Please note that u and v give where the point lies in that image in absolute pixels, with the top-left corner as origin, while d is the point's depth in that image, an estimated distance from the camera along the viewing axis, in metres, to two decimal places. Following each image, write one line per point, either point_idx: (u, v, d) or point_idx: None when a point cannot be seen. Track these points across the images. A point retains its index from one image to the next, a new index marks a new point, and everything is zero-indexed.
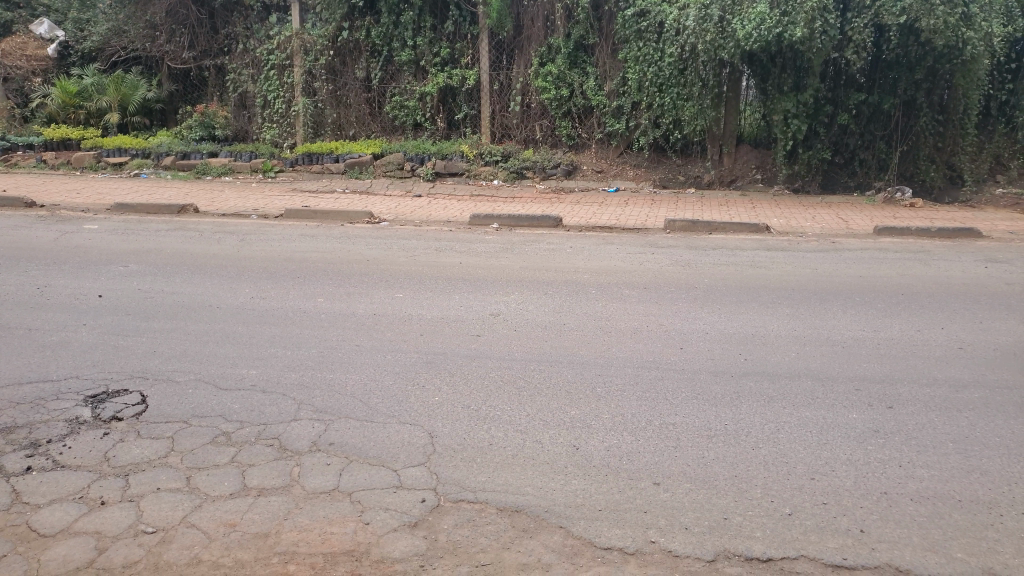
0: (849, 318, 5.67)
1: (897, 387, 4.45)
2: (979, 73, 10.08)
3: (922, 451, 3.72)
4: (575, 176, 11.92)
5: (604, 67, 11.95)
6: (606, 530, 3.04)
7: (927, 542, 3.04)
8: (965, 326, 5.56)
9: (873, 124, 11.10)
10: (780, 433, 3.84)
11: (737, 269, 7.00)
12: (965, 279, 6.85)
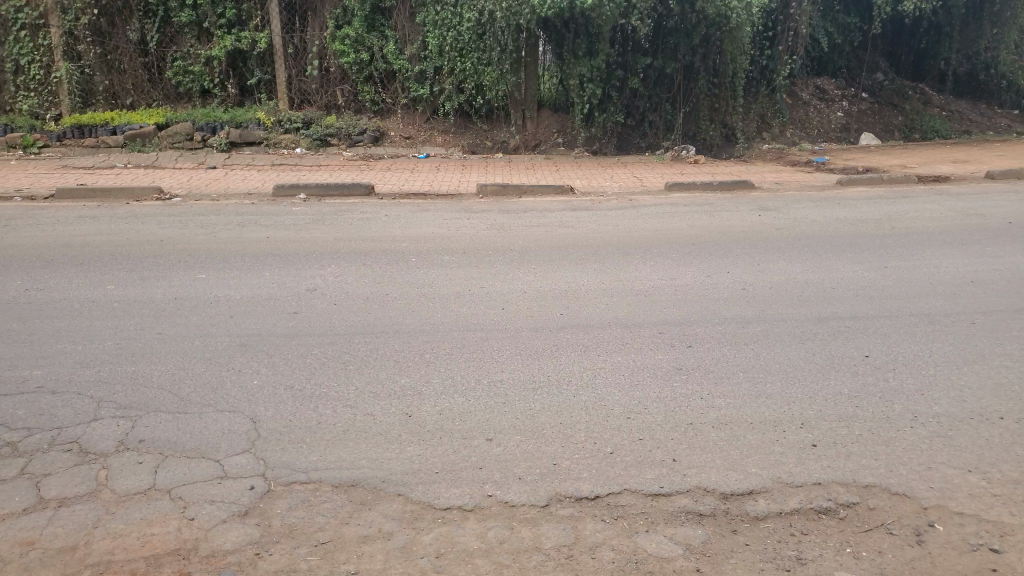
0: (649, 269, 6.11)
1: (695, 328, 4.88)
2: (743, 40, 11.16)
3: (719, 382, 4.14)
4: (382, 142, 11.75)
5: (403, 30, 11.69)
6: (444, 491, 3.09)
7: (728, 462, 3.39)
8: (746, 270, 6.17)
9: (658, 88, 11.88)
10: (598, 379, 4.09)
11: (547, 229, 7.27)
12: (743, 227, 7.60)
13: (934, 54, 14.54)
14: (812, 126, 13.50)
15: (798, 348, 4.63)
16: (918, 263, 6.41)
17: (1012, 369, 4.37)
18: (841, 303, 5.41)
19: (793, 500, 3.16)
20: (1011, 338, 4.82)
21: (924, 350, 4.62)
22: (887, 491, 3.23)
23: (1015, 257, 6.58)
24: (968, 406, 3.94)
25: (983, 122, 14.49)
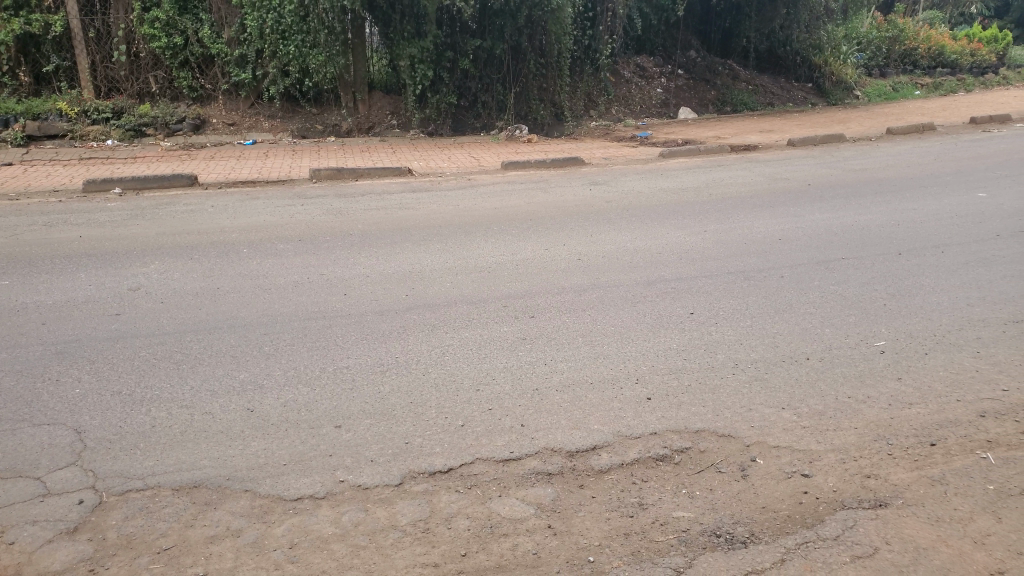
0: (490, 245, 6.22)
1: (536, 299, 5.04)
2: (566, 20, 11.54)
3: (561, 348, 4.32)
4: (204, 130, 11.12)
5: (218, 13, 11.07)
6: (294, 481, 3.03)
7: (573, 422, 3.56)
8: (582, 241, 6.43)
9: (489, 69, 12.04)
10: (445, 356, 4.14)
11: (386, 212, 7.19)
12: (576, 201, 7.89)
13: (737, 33, 15.69)
14: (635, 103, 14.19)
15: (631, 311, 4.90)
16: (733, 225, 6.95)
17: (815, 314, 4.88)
18: (667, 266, 5.78)
19: (633, 451, 3.37)
20: (813, 287, 5.36)
21: (741, 304, 5.04)
22: (715, 434, 3.52)
23: (813, 215, 7.32)
24: (780, 350, 4.36)
25: (782, 95, 15.86)
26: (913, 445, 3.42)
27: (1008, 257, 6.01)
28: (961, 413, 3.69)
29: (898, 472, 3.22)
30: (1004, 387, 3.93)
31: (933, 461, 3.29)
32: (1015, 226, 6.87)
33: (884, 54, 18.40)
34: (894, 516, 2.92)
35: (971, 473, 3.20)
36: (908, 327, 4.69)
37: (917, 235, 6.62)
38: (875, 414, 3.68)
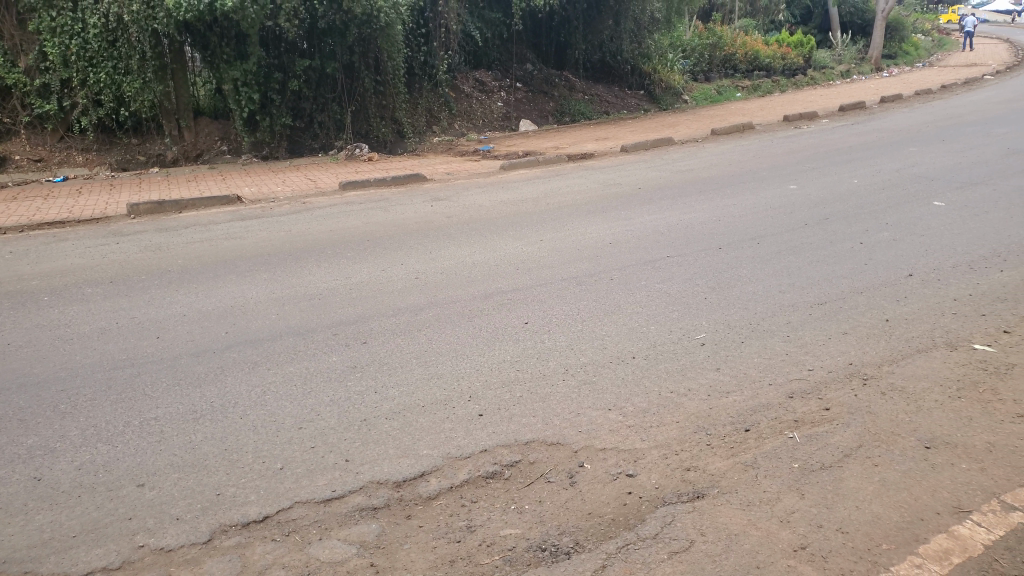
0: (323, 271, 6.00)
1: (368, 324, 4.89)
2: (397, 37, 11.40)
3: (392, 373, 4.19)
4: (6, 168, 10.14)
5: (11, 40, 10.19)
6: (83, 555, 2.74)
7: (401, 450, 3.45)
8: (418, 259, 6.35)
9: (322, 88, 11.68)
10: (267, 394, 3.91)
11: (211, 243, 6.79)
12: (414, 219, 7.79)
13: (569, 44, 16.16)
14: (476, 117, 14.31)
15: (465, 326, 4.85)
16: (567, 232, 7.10)
17: (643, 313, 5.03)
18: (502, 278, 5.79)
19: (462, 472, 3.31)
20: (641, 287, 5.54)
21: (573, 309, 5.12)
22: (544, 444, 3.51)
23: (642, 217, 7.60)
24: (609, 352, 4.45)
25: (616, 102, 16.52)
26: (729, 433, 3.56)
27: (814, 243, 6.48)
28: (771, 395, 3.89)
29: (715, 460, 3.34)
30: (809, 366, 4.20)
31: (746, 446, 3.44)
32: (819, 214, 7.44)
33: (707, 59, 19.55)
34: (709, 506, 3.02)
35: (780, 454, 3.36)
36: (727, 318, 4.92)
37: (736, 229, 7.01)
38: (696, 406, 3.81)
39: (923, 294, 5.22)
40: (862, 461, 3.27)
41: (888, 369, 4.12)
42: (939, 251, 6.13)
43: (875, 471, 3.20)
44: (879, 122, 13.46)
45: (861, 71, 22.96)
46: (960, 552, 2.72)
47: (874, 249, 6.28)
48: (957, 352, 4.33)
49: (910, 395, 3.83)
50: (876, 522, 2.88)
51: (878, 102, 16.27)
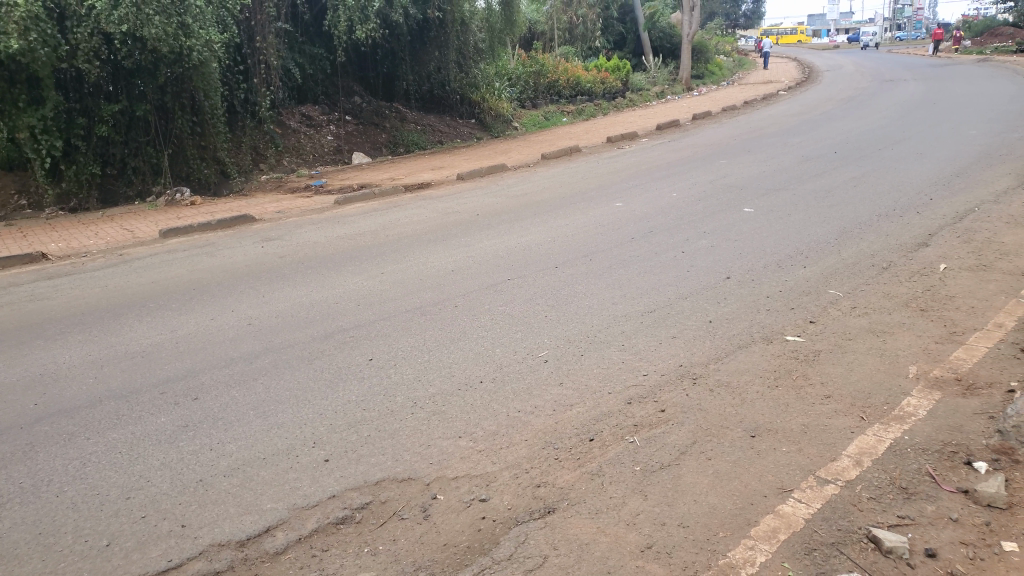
0: (146, 326, 5.60)
1: (199, 378, 4.61)
2: (212, 75, 10.91)
3: (228, 427, 3.97)
4: None
5: None
6: None
7: (242, 507, 3.27)
8: (251, 304, 6.09)
9: (133, 132, 11.02)
10: (87, 467, 3.59)
11: (13, 307, 6.17)
12: (246, 262, 7.47)
13: (396, 77, 16.23)
14: (306, 152, 14.00)
15: (307, 370, 4.69)
16: (407, 263, 7.07)
17: (486, 337, 5.09)
18: (343, 316, 5.67)
19: (310, 522, 3.18)
20: (483, 311, 5.62)
21: (417, 341, 5.09)
22: (395, 480, 3.46)
23: (481, 242, 7.72)
24: (454, 380, 4.45)
25: (448, 131, 16.74)
26: (575, 445, 3.66)
27: (642, 256, 6.85)
28: (612, 403, 4.05)
29: (563, 474, 3.42)
30: (645, 372, 4.41)
31: (592, 456, 3.55)
32: (645, 228, 7.87)
33: (532, 86, 20.28)
34: (560, 519, 3.09)
35: (622, 459, 3.50)
36: (567, 333, 5.08)
37: (571, 248, 7.29)
38: (542, 422, 3.90)
39: (740, 294, 5.65)
40: (697, 456, 3.47)
41: (714, 367, 4.41)
42: (751, 254, 6.66)
43: (708, 464, 3.40)
44: (692, 138, 14.51)
45: (674, 92, 24.71)
46: (785, 528, 2.93)
47: (695, 257, 6.73)
48: (773, 344, 4.71)
49: (735, 389, 4.11)
50: (713, 512, 3.06)
51: (689, 120, 17.53)
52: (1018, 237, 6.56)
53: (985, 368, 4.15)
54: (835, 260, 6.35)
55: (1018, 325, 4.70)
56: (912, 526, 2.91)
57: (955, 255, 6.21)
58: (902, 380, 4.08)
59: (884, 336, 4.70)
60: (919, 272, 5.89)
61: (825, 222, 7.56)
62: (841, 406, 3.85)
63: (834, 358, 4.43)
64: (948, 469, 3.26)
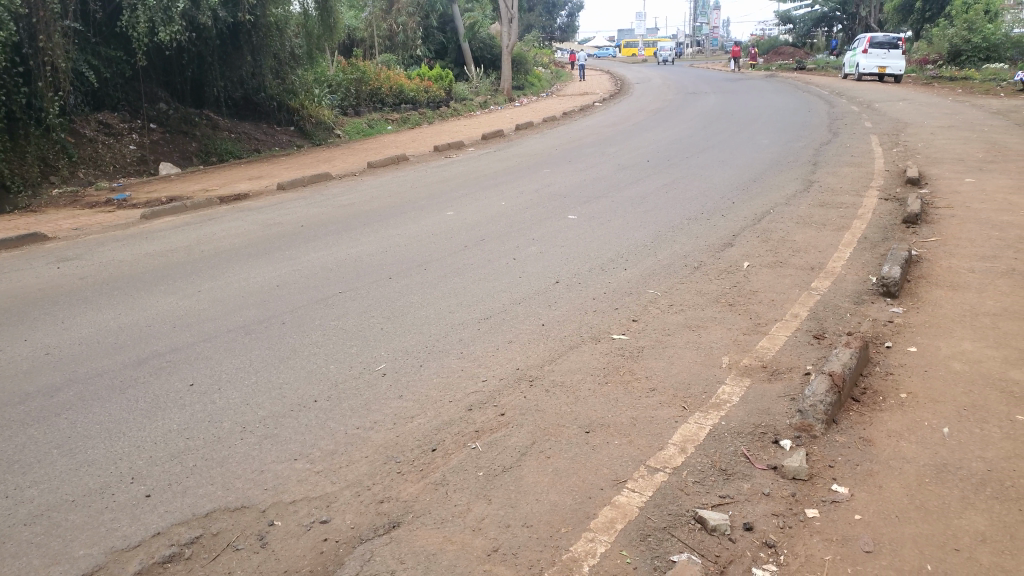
0: None
1: None
2: None
3: (27, 470, 3.58)
4: None
5: None
6: None
7: (49, 558, 2.97)
8: (48, 331, 5.51)
9: None
10: None
11: None
12: (39, 285, 6.74)
13: (206, 82, 15.36)
14: (105, 163, 12.91)
15: (118, 400, 4.31)
16: (228, 279, 6.71)
17: (319, 353, 4.94)
18: (159, 339, 5.27)
19: (133, 564, 2.94)
20: (315, 326, 5.45)
21: (244, 361, 4.84)
22: (227, 510, 3.26)
23: (308, 255, 7.47)
24: (287, 400, 4.27)
25: (267, 140, 16.07)
26: (417, 456, 3.63)
27: (474, 263, 6.94)
28: (452, 412, 4.06)
29: (407, 486, 3.39)
30: (483, 378, 4.47)
31: (435, 466, 3.54)
32: (476, 236, 7.99)
33: (354, 94, 19.92)
34: (406, 533, 3.06)
35: (465, 466, 3.52)
36: (403, 345, 5.04)
37: (402, 258, 7.24)
38: (382, 436, 3.84)
39: (569, 298, 5.88)
40: (537, 457, 3.57)
41: (548, 368, 4.56)
42: (577, 258, 6.95)
43: (547, 463, 3.50)
44: (516, 147, 14.92)
45: (496, 102, 25.27)
46: (622, 518, 3.08)
47: (526, 262, 6.92)
48: (601, 343, 4.94)
49: (569, 388, 4.27)
50: (554, 510, 3.16)
51: (513, 130, 18.02)
52: (806, 235, 7.34)
53: (784, 354, 4.59)
54: (652, 262, 6.77)
55: (809, 314, 5.26)
56: (732, 504, 3.17)
57: (756, 254, 6.83)
58: (717, 370, 4.43)
59: (699, 330, 5.07)
60: (726, 270, 6.43)
61: (643, 226, 8.06)
62: (665, 398, 4.11)
63: (657, 353, 4.72)
64: (759, 449, 3.58)
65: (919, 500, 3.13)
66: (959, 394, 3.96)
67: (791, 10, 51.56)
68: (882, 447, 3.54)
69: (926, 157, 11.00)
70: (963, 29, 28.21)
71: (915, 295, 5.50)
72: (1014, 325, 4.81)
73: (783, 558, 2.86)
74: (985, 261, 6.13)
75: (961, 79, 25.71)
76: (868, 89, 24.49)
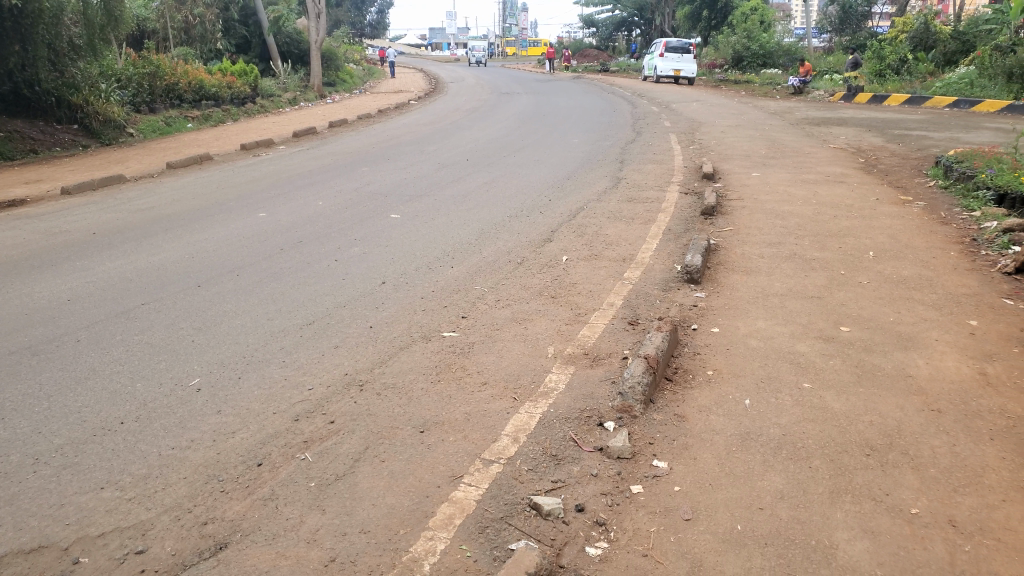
0: None
1: None
2: None
3: None
4: None
5: None
6: None
7: None
8: None
9: None
10: None
11: None
12: None
13: None
14: None
15: None
16: (6, 296, 5.96)
17: (123, 372, 4.53)
18: None
19: None
20: (116, 343, 4.98)
21: (32, 386, 4.33)
22: (23, 553, 2.92)
23: (103, 265, 6.82)
24: (87, 426, 3.87)
25: (45, 139, 14.43)
26: (242, 473, 3.44)
27: (293, 267, 6.66)
28: (278, 424, 3.88)
29: (233, 505, 3.20)
30: (309, 385, 4.32)
31: (262, 481, 3.37)
32: (292, 238, 7.67)
33: (147, 90, 18.16)
34: (235, 554, 2.89)
35: (296, 478, 3.39)
36: (219, 357, 4.74)
37: (213, 264, 6.81)
38: (202, 455, 3.59)
39: (395, 298, 5.81)
40: (371, 461, 3.50)
41: (379, 371, 4.48)
42: (400, 258, 6.89)
43: (382, 466, 3.45)
44: (331, 146, 14.53)
45: (306, 99, 24.51)
46: (460, 513, 3.10)
47: (348, 264, 6.75)
48: (430, 342, 4.93)
49: (400, 390, 4.23)
50: (392, 512, 3.12)
51: (327, 127, 17.50)
52: (617, 229, 7.77)
53: (605, 341, 4.84)
54: (476, 259, 6.86)
55: (625, 302, 5.58)
56: (564, 488, 3.29)
57: (574, 248, 7.13)
58: (543, 360, 4.58)
59: (525, 323, 5.22)
60: (547, 264, 6.65)
61: (465, 224, 8.13)
62: (496, 391, 4.19)
63: (486, 348, 4.79)
64: (586, 432, 3.75)
65: (728, 467, 3.42)
66: (755, 367, 4.38)
67: (593, 14, 54.22)
68: (693, 421, 3.83)
69: (717, 154, 12.03)
70: (744, 37, 31.20)
71: (715, 280, 6.00)
72: (798, 304, 5.40)
73: (612, 534, 3.01)
74: (771, 247, 6.83)
75: (743, 82, 28.33)
76: (665, 91, 26.33)
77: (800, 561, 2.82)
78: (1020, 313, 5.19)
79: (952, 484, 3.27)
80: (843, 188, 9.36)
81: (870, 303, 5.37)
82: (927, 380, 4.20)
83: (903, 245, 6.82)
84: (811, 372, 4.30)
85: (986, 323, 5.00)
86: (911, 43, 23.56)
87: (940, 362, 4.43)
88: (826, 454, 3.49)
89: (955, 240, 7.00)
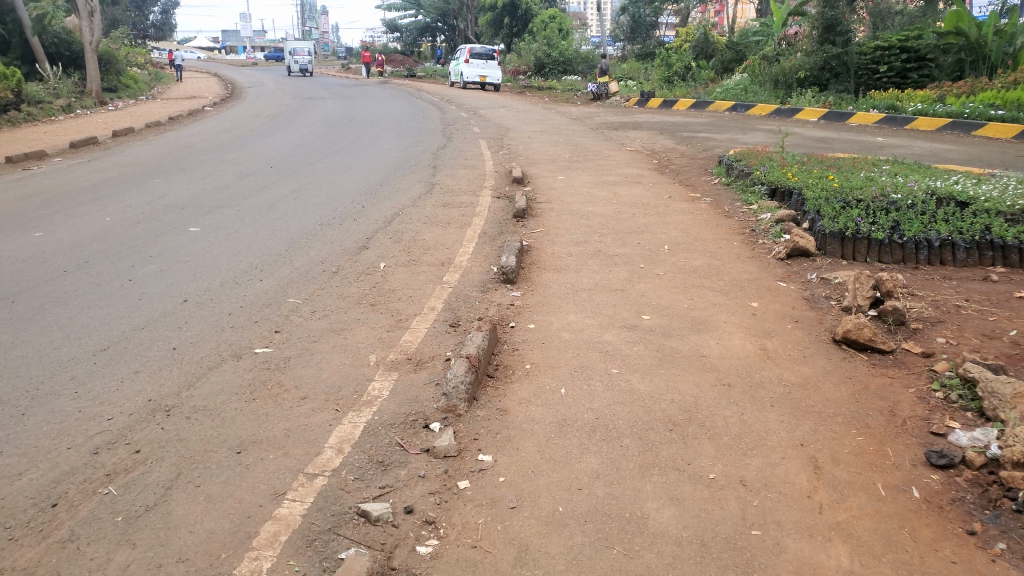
0: None
1: None
2: None
3: None
4: None
5: None
6: None
7: None
8: None
9: None
10: None
11: None
12: None
13: None
14: None
15: None
16: None
17: None
18: None
19: None
20: None
21: None
22: None
23: None
24: None
25: None
26: (33, 517, 3.11)
27: (81, 290, 6.09)
28: (74, 459, 3.55)
29: (24, 552, 2.89)
30: (109, 416, 3.98)
31: (58, 522, 3.07)
32: (78, 258, 7.02)
33: None
34: None
35: (98, 514, 3.12)
36: None
37: None
38: None
39: (201, 316, 5.50)
40: (184, 487, 3.31)
41: (187, 395, 4.22)
42: (204, 274, 6.52)
43: (197, 492, 3.27)
44: (118, 156, 13.41)
45: (83, 106, 22.57)
46: (285, 529, 3.02)
47: (145, 283, 6.29)
48: (243, 360, 4.72)
49: (212, 412, 4.01)
50: (211, 537, 2.97)
51: (110, 137, 16.08)
52: (433, 234, 7.86)
53: (427, 345, 4.89)
54: (288, 270, 6.65)
55: (444, 306, 5.66)
56: (392, 492, 3.30)
57: (391, 254, 7.11)
58: (366, 369, 4.54)
59: (345, 333, 5.14)
60: (364, 273, 6.58)
61: (274, 235, 7.84)
62: (317, 403, 4.10)
63: (305, 362, 4.67)
64: (411, 436, 3.77)
65: (548, 454, 3.59)
66: (569, 358, 4.62)
67: (397, 19, 54.04)
68: (514, 414, 3.97)
69: (525, 158, 12.48)
70: (544, 45, 32.46)
71: (529, 280, 6.25)
72: (604, 297, 5.75)
73: (442, 531, 3.06)
74: (578, 245, 7.22)
75: (546, 88, 29.56)
76: (472, 96, 26.90)
77: (617, 533, 3.03)
78: (791, 293, 5.88)
79: (742, 449, 3.64)
80: (639, 187, 10.09)
81: (667, 292, 5.84)
82: (718, 358, 4.65)
83: (693, 238, 7.47)
84: (618, 359, 4.61)
85: (764, 304, 5.62)
86: (694, 51, 25.72)
87: (729, 341, 4.92)
88: (634, 433, 3.76)
89: (737, 231, 7.78)
